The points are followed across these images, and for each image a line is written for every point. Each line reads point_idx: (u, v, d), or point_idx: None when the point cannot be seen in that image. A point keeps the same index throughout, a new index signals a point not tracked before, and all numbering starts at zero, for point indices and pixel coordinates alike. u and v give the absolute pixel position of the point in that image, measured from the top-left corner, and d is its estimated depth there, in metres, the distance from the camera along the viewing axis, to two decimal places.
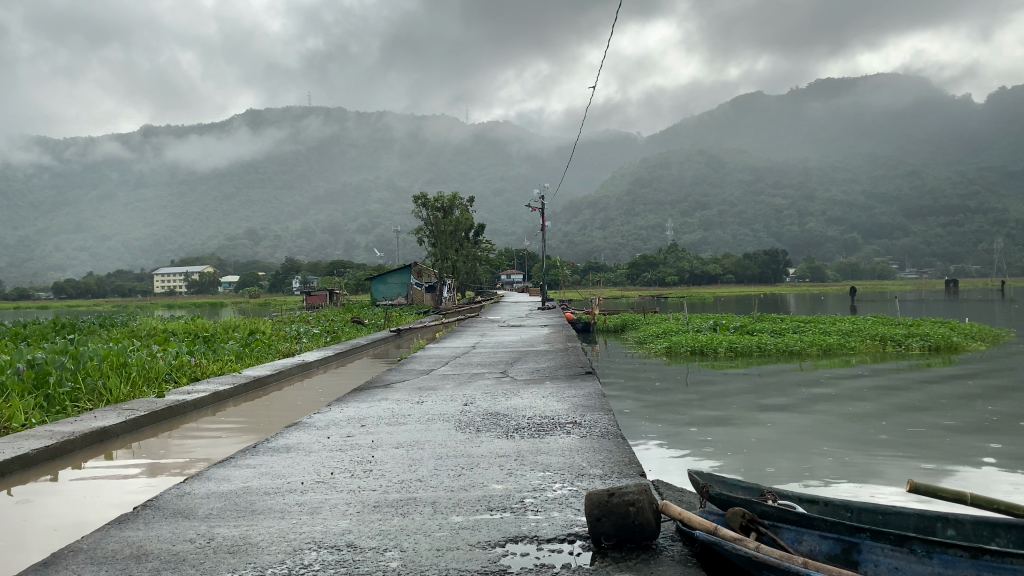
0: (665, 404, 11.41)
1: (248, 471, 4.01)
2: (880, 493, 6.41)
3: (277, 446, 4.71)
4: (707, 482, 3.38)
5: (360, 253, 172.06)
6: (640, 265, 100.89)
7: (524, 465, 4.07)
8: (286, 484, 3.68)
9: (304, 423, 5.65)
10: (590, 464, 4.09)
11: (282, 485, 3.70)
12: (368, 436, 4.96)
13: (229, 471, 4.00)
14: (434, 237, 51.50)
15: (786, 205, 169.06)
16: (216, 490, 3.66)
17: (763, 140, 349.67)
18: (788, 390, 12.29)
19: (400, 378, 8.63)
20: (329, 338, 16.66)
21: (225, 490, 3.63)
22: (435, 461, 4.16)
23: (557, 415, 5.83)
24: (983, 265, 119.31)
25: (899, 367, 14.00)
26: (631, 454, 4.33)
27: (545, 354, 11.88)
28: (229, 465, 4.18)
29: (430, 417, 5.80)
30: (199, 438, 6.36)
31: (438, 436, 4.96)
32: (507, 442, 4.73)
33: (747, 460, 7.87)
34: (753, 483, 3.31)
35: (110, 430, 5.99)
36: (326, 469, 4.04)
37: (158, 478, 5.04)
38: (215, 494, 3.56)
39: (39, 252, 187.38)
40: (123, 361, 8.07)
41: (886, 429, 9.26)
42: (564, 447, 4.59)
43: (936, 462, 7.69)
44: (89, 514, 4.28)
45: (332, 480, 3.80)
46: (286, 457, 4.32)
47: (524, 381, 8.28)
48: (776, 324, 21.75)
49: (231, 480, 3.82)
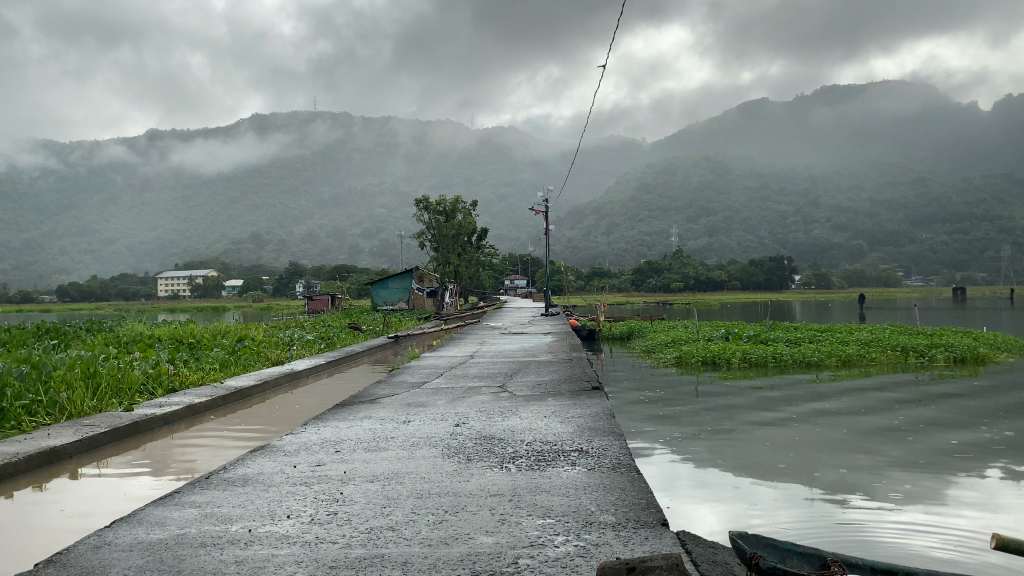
0: (672, 421, 10.67)
1: (191, 511, 3.46)
2: (917, 549, 5.64)
3: (234, 477, 4.13)
4: (753, 550, 2.79)
5: (364, 258, 173.35)
6: (644, 271, 101.31)
7: (521, 512, 3.46)
8: (230, 534, 3.11)
9: (274, 445, 5.07)
10: (599, 510, 3.47)
11: (223, 535, 3.11)
12: (340, 466, 4.36)
13: (172, 509, 3.47)
14: (435, 241, 50.81)
15: (790, 211, 169.59)
16: (146, 537, 3.10)
17: (767, 147, 351.92)
18: (808, 406, 11.59)
19: (391, 393, 7.98)
20: (323, 345, 16.00)
21: (153, 539, 3.07)
22: (412, 501, 3.59)
23: (559, 439, 5.23)
24: (989, 273, 120.14)
25: (932, 384, 13.29)
26: (651, 500, 3.66)
27: (548, 366, 11.20)
28: (172, 505, 3.55)
29: (416, 441, 5.21)
30: (168, 452, 5.95)
31: (419, 466, 4.38)
32: (501, 476, 4.15)
33: (750, 482, 7.41)
34: (813, 548, 2.82)
35: (62, 450, 5.43)
36: (282, 510, 3.44)
37: (148, 489, 4.92)
38: (138, 545, 2.99)
39: (44, 257, 188.62)
40: (94, 369, 7.65)
41: (905, 455, 8.69)
42: (570, 483, 3.99)
43: (941, 479, 7.54)
44: (58, 532, 4.03)
45: (302, 531, 3.15)
46: (238, 493, 3.77)
47: (522, 397, 7.58)
48: (790, 333, 21.11)
49: (168, 523, 3.26)
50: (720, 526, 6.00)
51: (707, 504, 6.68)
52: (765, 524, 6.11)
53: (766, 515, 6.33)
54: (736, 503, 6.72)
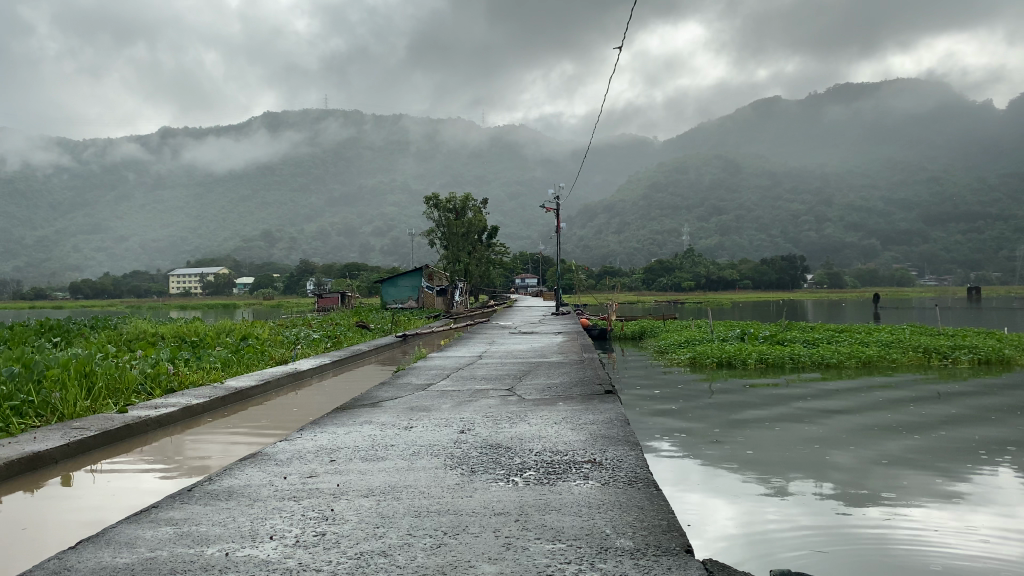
0: (682, 422, 10.28)
1: (170, 527, 3.21)
2: (935, 551, 5.38)
3: (220, 488, 3.91)
4: None
5: (375, 256, 174.53)
6: (655, 270, 100.76)
7: (534, 536, 3.16)
8: (206, 557, 2.88)
9: (264, 453, 4.85)
10: (616, 533, 3.18)
11: (196, 556, 2.88)
12: (337, 478, 4.10)
13: (145, 529, 3.21)
14: (445, 239, 50.38)
15: (803, 210, 168.64)
16: (113, 561, 2.84)
17: (780, 146, 350.41)
18: (822, 409, 11.11)
19: (394, 395, 7.72)
20: (329, 344, 15.80)
21: (124, 560, 2.84)
22: (407, 521, 3.34)
23: (570, 450, 4.97)
24: (1004, 273, 118.49)
25: (953, 386, 12.80)
26: (667, 521, 3.37)
27: (558, 368, 10.84)
28: (147, 524, 3.29)
29: (418, 451, 4.93)
30: (161, 457, 5.72)
31: (419, 479, 4.11)
32: (506, 491, 3.86)
33: (765, 485, 7.09)
34: None
35: (47, 455, 5.19)
36: (268, 529, 3.18)
37: (164, 486, 4.92)
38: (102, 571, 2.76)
39: (58, 252, 191.29)
40: (89, 369, 7.42)
41: (925, 454, 8.32)
42: (581, 500, 3.72)
43: (963, 480, 7.22)
44: (56, 533, 3.94)
45: (295, 561, 2.84)
46: (225, 506, 3.54)
47: (532, 402, 7.28)
48: (808, 334, 20.62)
49: (139, 545, 3.01)
50: (738, 533, 5.69)
51: (715, 508, 6.38)
52: (778, 528, 5.81)
53: (781, 524, 5.92)
54: (746, 505, 6.45)
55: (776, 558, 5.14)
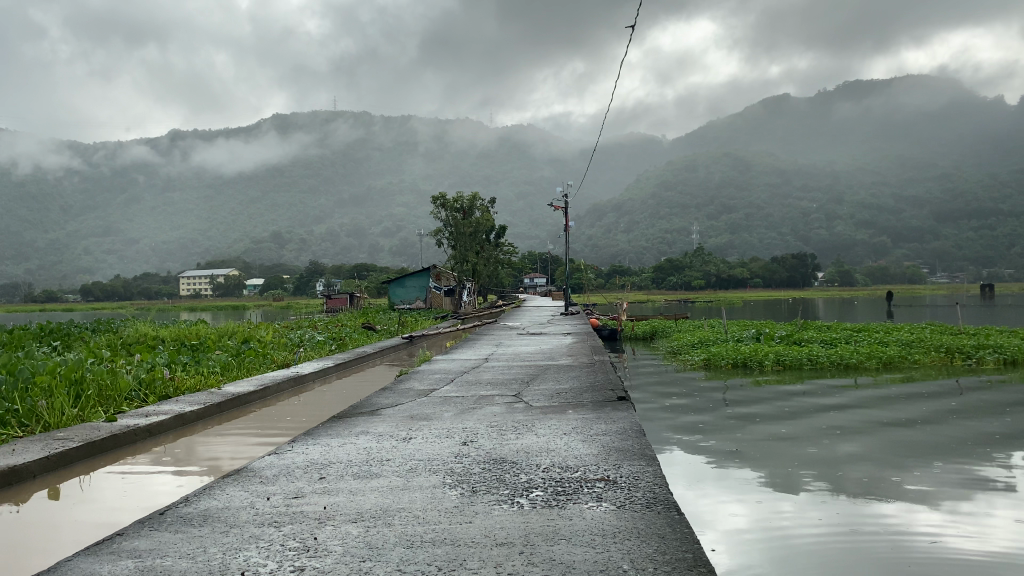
0: (686, 423, 9.97)
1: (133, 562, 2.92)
2: (959, 550, 5.01)
3: (190, 514, 3.58)
4: None
5: (384, 257, 174.85)
6: (666, 268, 100.10)
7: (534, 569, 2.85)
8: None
9: (253, 467, 4.57)
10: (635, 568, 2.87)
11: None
12: (321, 498, 3.77)
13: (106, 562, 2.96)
14: (453, 239, 49.89)
15: (813, 209, 167.53)
16: None
17: (789, 145, 349.64)
18: (838, 407, 10.77)
19: (394, 401, 7.44)
20: (334, 347, 15.62)
21: None
22: (394, 549, 3.04)
23: (581, 464, 4.65)
24: (1016, 270, 117.00)
25: (972, 384, 12.40)
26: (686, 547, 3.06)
27: (567, 371, 10.49)
28: (108, 555, 3.03)
29: (417, 466, 4.62)
30: (140, 469, 5.36)
31: (413, 502, 3.80)
32: (510, 514, 3.55)
33: (784, 486, 6.65)
34: None
35: (25, 468, 4.92)
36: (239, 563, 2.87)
37: (161, 491, 4.73)
38: None
39: (68, 256, 191.96)
40: (81, 376, 7.19)
41: (947, 450, 7.92)
42: (592, 527, 3.40)
43: (992, 477, 6.82)
44: (43, 541, 3.73)
45: None
46: (191, 532, 3.26)
47: (541, 409, 6.95)
48: (827, 333, 20.14)
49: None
50: (753, 528, 5.44)
51: (728, 505, 6.10)
52: (788, 527, 5.48)
53: (794, 527, 5.51)
54: (761, 505, 6.10)
55: (798, 563, 4.75)
